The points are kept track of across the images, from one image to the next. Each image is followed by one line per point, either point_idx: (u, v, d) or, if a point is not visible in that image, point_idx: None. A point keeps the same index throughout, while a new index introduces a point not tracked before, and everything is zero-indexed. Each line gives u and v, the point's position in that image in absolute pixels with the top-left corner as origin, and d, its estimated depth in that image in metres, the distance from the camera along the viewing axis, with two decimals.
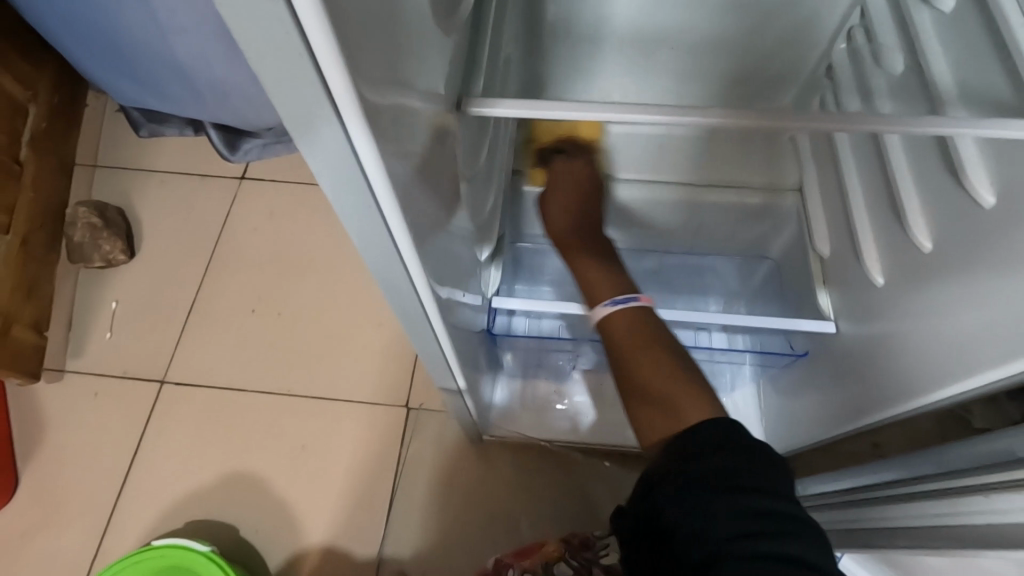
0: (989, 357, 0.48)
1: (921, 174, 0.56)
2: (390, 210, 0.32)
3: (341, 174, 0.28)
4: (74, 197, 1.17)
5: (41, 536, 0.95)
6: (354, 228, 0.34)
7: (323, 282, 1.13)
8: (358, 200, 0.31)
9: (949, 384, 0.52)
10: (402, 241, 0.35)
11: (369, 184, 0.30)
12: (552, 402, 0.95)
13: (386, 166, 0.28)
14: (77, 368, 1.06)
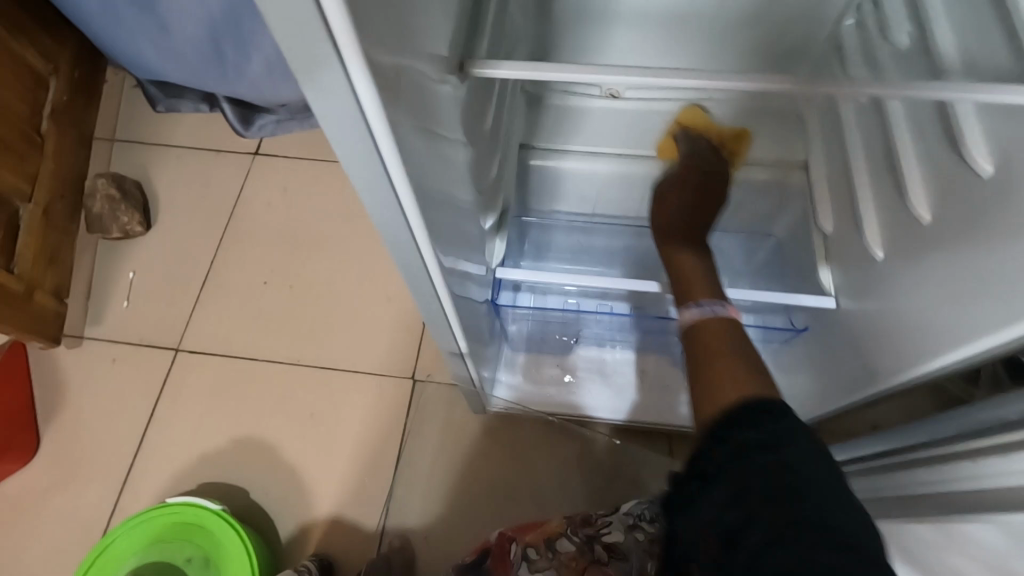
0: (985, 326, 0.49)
1: (922, 146, 0.56)
2: (392, 161, 0.33)
3: (344, 120, 0.30)
4: (93, 169, 1.20)
5: (62, 494, 0.99)
6: (358, 177, 0.35)
7: (335, 255, 1.15)
8: (361, 148, 0.32)
9: (947, 350, 0.53)
10: (404, 192, 0.37)
11: (372, 132, 0.31)
12: (558, 375, 0.94)
13: (387, 112, 0.29)
14: (95, 335, 1.10)
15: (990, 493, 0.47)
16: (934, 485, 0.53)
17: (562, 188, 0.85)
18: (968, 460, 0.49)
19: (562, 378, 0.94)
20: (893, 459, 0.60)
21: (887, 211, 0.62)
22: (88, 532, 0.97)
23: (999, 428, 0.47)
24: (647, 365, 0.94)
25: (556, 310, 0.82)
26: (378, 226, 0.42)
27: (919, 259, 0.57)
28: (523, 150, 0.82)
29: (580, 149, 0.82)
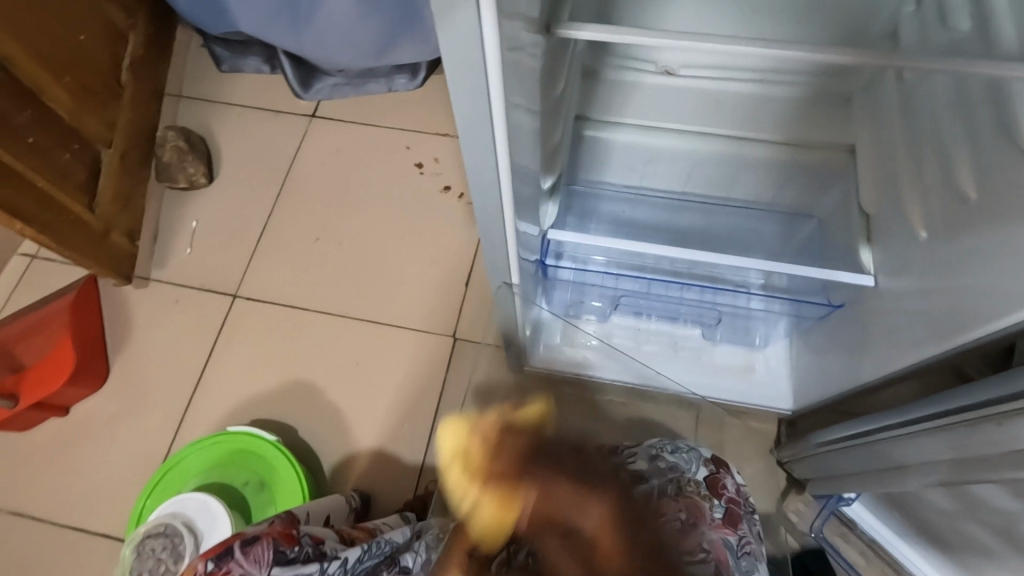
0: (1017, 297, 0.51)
1: (971, 127, 0.59)
2: (496, 98, 0.38)
3: (465, 55, 0.35)
4: (162, 122, 1.27)
5: (128, 419, 1.08)
6: (459, 107, 0.40)
7: (385, 216, 1.21)
8: (471, 82, 0.37)
9: (979, 325, 0.55)
10: (498, 126, 0.41)
11: (483, 67, 0.36)
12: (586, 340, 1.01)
13: (501, 48, 0.34)
14: (161, 276, 1.17)
15: (1012, 452, 0.50)
16: (961, 452, 0.56)
17: (614, 159, 0.88)
18: (996, 423, 0.51)
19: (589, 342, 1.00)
20: (910, 428, 0.63)
21: (927, 191, 0.65)
22: (149, 454, 1.05)
23: (1005, 400, 0.51)
24: (682, 340, 1.01)
25: (596, 271, 0.88)
26: (465, 163, 0.46)
27: (960, 237, 0.59)
28: (579, 121, 0.86)
29: (633, 123, 0.86)
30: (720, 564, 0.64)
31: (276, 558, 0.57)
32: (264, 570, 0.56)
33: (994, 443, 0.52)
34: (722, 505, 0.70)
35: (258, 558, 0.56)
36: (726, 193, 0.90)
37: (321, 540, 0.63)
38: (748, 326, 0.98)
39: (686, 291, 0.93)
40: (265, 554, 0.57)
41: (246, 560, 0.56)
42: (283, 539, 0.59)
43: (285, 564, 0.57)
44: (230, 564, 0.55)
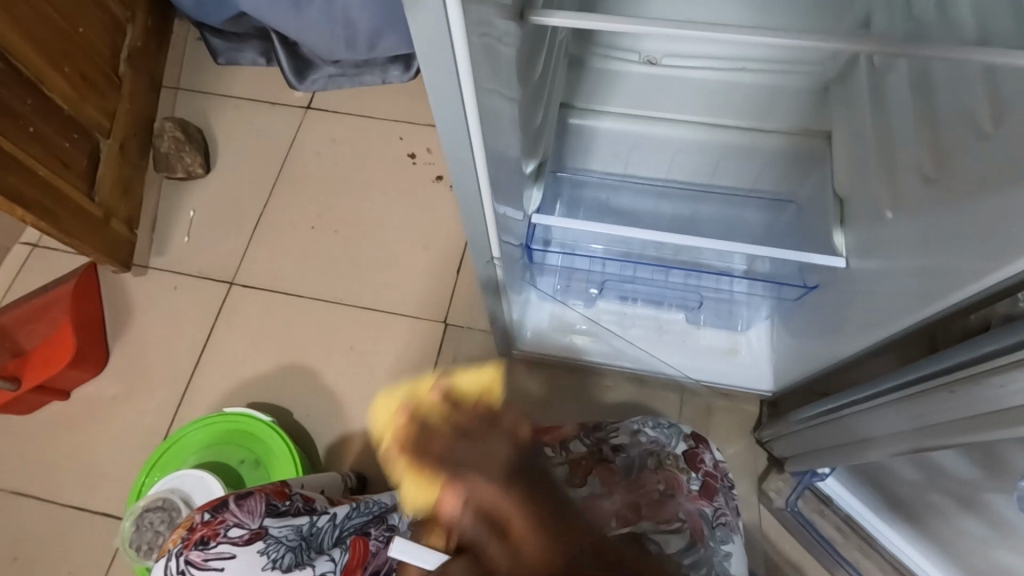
0: (973, 269, 0.54)
1: (934, 111, 0.61)
2: (466, 78, 0.41)
3: (435, 36, 0.38)
4: (160, 113, 1.30)
5: (128, 402, 1.11)
6: (433, 86, 0.43)
7: (379, 204, 1.23)
8: (441, 63, 0.40)
9: (956, 289, 0.56)
10: (469, 104, 0.44)
11: (452, 50, 0.39)
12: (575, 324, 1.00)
13: (467, 30, 0.37)
14: (159, 264, 1.20)
15: (1001, 410, 0.50)
16: (951, 414, 0.56)
17: (598, 146, 0.91)
18: (980, 382, 0.52)
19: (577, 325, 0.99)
20: (897, 395, 0.63)
21: (892, 173, 0.68)
22: (148, 436, 1.08)
23: (967, 362, 0.54)
24: (668, 325, 1.03)
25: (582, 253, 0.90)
26: (442, 142, 0.49)
27: (922, 216, 0.62)
28: (563, 109, 0.88)
29: (617, 111, 0.89)
30: (695, 533, 0.65)
31: (268, 510, 0.60)
32: (258, 520, 0.59)
33: (960, 405, 0.55)
34: (700, 477, 0.73)
35: (252, 509, 0.59)
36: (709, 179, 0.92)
37: (312, 500, 0.65)
38: (731, 310, 1.01)
39: (672, 275, 0.95)
40: (258, 506, 0.60)
41: (239, 511, 0.58)
42: (275, 495, 0.62)
43: (277, 515, 0.60)
44: (225, 513, 0.58)
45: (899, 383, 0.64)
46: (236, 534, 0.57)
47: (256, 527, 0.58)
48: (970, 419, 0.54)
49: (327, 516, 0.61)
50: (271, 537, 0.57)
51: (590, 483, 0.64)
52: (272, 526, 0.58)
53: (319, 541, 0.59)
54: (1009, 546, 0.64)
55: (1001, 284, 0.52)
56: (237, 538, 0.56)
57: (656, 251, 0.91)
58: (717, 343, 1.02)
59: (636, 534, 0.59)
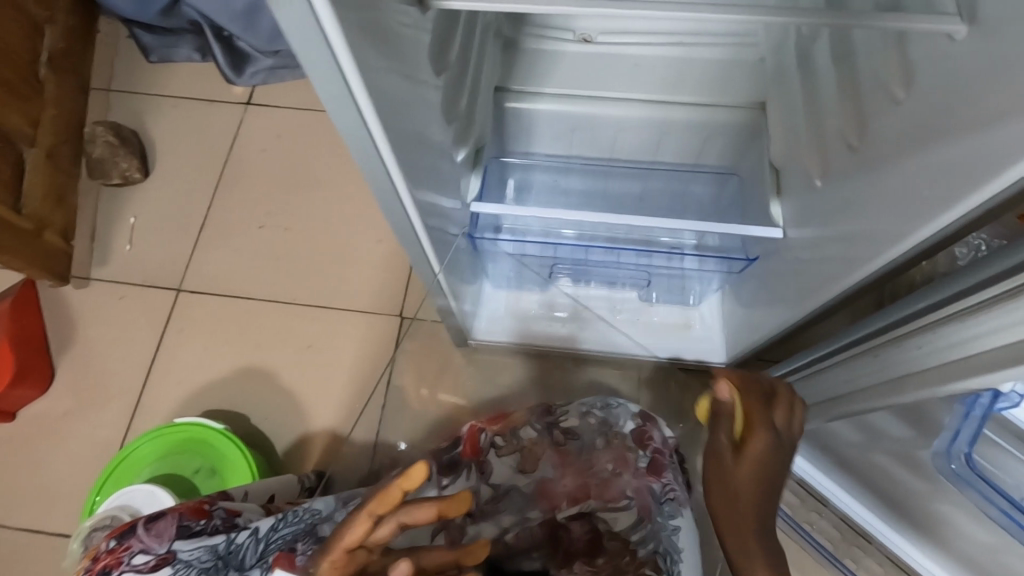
0: (904, 226, 0.53)
1: (859, 77, 0.61)
2: (350, 70, 0.39)
3: (307, 33, 0.36)
4: (92, 118, 1.24)
5: (78, 417, 1.07)
6: (320, 83, 0.41)
7: (327, 199, 1.20)
8: (320, 58, 0.38)
9: (898, 242, 0.54)
10: (359, 93, 0.41)
11: (328, 42, 0.37)
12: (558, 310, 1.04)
13: (339, 21, 0.35)
14: (102, 275, 1.16)
15: (965, 358, 0.47)
16: (917, 363, 0.52)
17: (537, 128, 0.89)
18: (944, 329, 0.48)
19: (562, 312, 1.04)
20: (858, 350, 0.60)
21: (823, 142, 0.68)
22: (101, 452, 1.05)
23: (891, 326, 0.55)
24: (621, 305, 1.05)
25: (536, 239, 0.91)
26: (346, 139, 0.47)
27: (844, 181, 0.63)
28: (499, 93, 0.86)
29: (553, 92, 0.86)
30: (641, 510, 0.69)
31: (179, 532, 0.54)
32: (166, 544, 0.53)
33: (888, 364, 0.56)
34: (647, 455, 0.72)
35: (160, 532, 0.53)
36: (651, 158, 0.93)
37: (235, 513, 0.60)
38: (682, 284, 1.02)
39: (622, 256, 0.96)
40: (167, 528, 0.54)
41: (146, 535, 0.53)
42: (189, 513, 0.56)
43: (189, 537, 0.54)
44: (131, 539, 0.52)
45: (856, 338, 0.61)
46: (139, 560, 0.51)
47: (163, 551, 0.52)
48: (894, 381, 0.55)
49: (248, 530, 0.55)
50: (180, 562, 0.51)
51: (541, 469, 0.71)
52: (181, 549, 0.52)
53: (241, 558, 0.53)
54: (949, 500, 0.66)
55: (959, 222, 0.49)
56: (140, 566, 0.51)
57: (609, 233, 0.91)
58: (677, 317, 1.03)
59: (582, 512, 0.70)
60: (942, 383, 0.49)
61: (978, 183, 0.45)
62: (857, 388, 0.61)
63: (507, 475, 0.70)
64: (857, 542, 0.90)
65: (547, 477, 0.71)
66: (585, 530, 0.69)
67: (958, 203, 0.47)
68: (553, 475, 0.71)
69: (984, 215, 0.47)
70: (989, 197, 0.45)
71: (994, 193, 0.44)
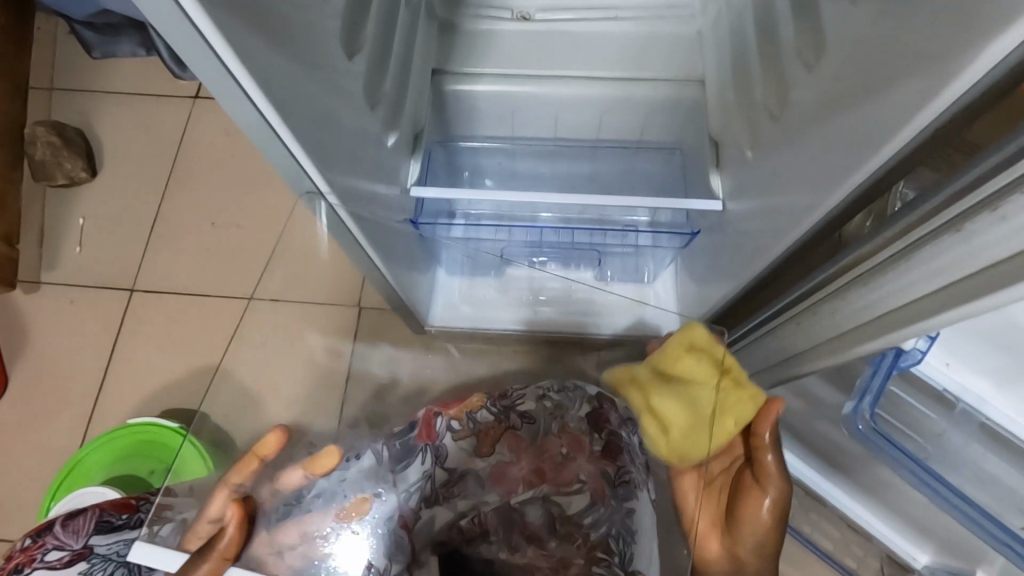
0: (826, 191, 0.53)
1: (781, 46, 0.61)
2: (229, 59, 0.39)
3: (173, 20, 0.36)
4: (33, 118, 1.21)
5: (34, 424, 1.06)
6: (203, 73, 0.40)
7: (279, 191, 1.19)
8: (196, 48, 0.38)
9: (822, 206, 0.54)
10: (246, 81, 0.41)
11: (199, 30, 0.36)
12: (523, 297, 1.04)
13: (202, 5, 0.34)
14: (52, 278, 1.14)
15: (879, 317, 0.49)
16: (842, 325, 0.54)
17: (479, 109, 0.87)
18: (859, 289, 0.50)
19: (526, 298, 1.03)
20: (793, 313, 0.61)
21: (752, 114, 0.68)
22: (59, 457, 1.04)
23: (813, 291, 0.57)
24: (579, 287, 1.04)
25: (492, 220, 0.90)
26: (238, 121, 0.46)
27: (769, 152, 0.64)
28: (436, 76, 0.84)
29: (492, 72, 0.84)
30: (594, 494, 0.67)
31: (94, 529, 0.70)
32: (82, 539, 0.69)
33: (815, 328, 0.58)
34: (603, 438, 0.71)
35: (76, 530, 0.70)
36: (596, 134, 0.91)
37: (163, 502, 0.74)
38: (637, 262, 1.03)
39: (577, 235, 0.96)
40: (84, 526, 0.70)
41: (61, 534, 0.70)
42: (113, 509, 0.73)
43: (107, 531, 0.70)
44: (46, 538, 0.69)
45: (793, 302, 0.61)
46: (54, 557, 0.67)
47: (78, 547, 0.68)
48: (831, 340, 0.57)
49: (173, 522, 0.65)
50: (97, 555, 0.67)
51: (497, 452, 0.71)
52: (96, 545, 0.68)
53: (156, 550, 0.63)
54: None
55: (869, 181, 0.49)
56: (54, 562, 0.67)
57: (569, 214, 0.90)
58: (635, 294, 1.03)
59: (535, 497, 0.68)
60: (870, 339, 0.51)
61: (883, 141, 0.45)
62: (800, 351, 0.63)
63: (463, 459, 0.71)
64: (812, 506, 0.93)
65: (504, 460, 0.71)
66: (537, 516, 0.66)
67: (866, 164, 0.47)
68: (508, 458, 0.71)
69: (893, 170, 0.47)
70: (894, 153, 0.45)
71: (896, 150, 0.45)
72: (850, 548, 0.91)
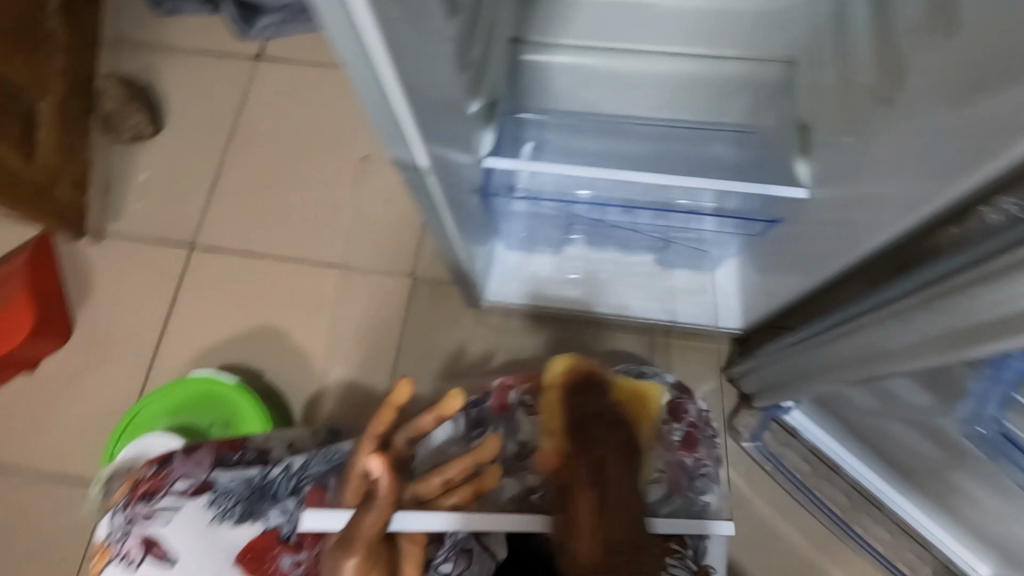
0: (941, 179, 0.51)
1: (902, 25, 0.57)
2: (361, 8, 0.39)
3: None
4: (101, 70, 1.23)
5: (97, 370, 1.09)
6: (328, 18, 0.40)
7: (336, 154, 1.19)
8: None
9: (936, 195, 0.51)
10: (370, 33, 0.41)
11: None
12: (569, 274, 1.03)
13: None
14: (116, 230, 1.17)
15: (990, 320, 0.47)
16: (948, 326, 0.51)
17: (554, 82, 0.84)
18: (978, 285, 0.48)
19: (572, 277, 1.03)
20: (890, 309, 0.59)
21: (853, 97, 0.65)
22: (121, 402, 1.07)
23: (925, 285, 0.55)
24: (635, 269, 1.03)
25: (552, 195, 0.86)
26: (346, 66, 0.46)
27: (865, 139, 0.61)
28: (516, 45, 0.84)
29: (571, 44, 0.84)
30: (672, 485, 0.69)
31: (216, 463, 0.70)
32: (205, 471, 0.69)
33: (933, 320, 0.53)
34: (682, 428, 0.75)
35: (199, 462, 0.70)
36: (672, 116, 0.82)
37: (267, 450, 0.76)
38: (700, 252, 0.99)
39: (640, 216, 0.90)
40: (205, 459, 0.70)
41: (185, 464, 0.69)
42: (226, 447, 0.73)
43: (227, 467, 0.70)
44: (171, 468, 0.68)
45: (898, 295, 0.59)
46: (182, 486, 0.67)
47: (203, 478, 0.68)
48: (932, 338, 0.54)
49: (282, 466, 0.70)
50: (220, 488, 0.68)
51: None
52: (219, 478, 0.68)
53: (274, 490, 0.68)
54: (967, 463, 0.67)
55: (997, 174, 0.46)
56: (182, 490, 0.67)
57: (646, 196, 0.84)
58: (696, 282, 1.02)
59: None
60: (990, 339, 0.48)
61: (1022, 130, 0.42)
62: (891, 350, 0.60)
63: (534, 433, 0.73)
64: (865, 509, 0.91)
65: None
66: None
67: (995, 157, 0.45)
68: None
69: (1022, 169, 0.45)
70: None
71: None
72: (900, 554, 0.89)
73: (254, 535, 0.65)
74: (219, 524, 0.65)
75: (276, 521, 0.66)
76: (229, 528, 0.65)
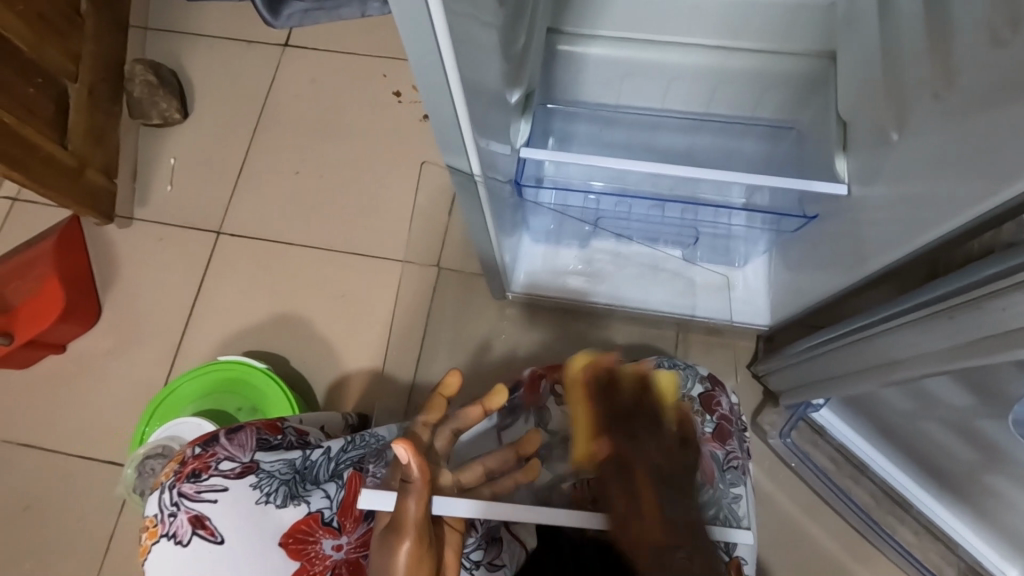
0: (999, 174, 0.51)
1: (955, 20, 0.57)
2: None
3: None
4: (131, 55, 1.23)
5: (124, 353, 1.11)
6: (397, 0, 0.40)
7: (363, 143, 1.19)
8: None
9: (992, 190, 0.51)
10: (436, 17, 0.41)
11: None
12: (575, 272, 1.03)
13: None
14: (144, 215, 1.17)
15: None
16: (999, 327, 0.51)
17: (589, 73, 0.84)
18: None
19: (574, 271, 1.03)
20: (933, 308, 0.59)
21: (901, 92, 0.64)
22: (147, 386, 1.08)
23: (970, 286, 0.54)
24: (662, 263, 1.01)
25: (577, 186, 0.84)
26: (405, 50, 0.46)
27: (915, 135, 0.61)
28: (551, 35, 0.82)
29: (609, 36, 0.82)
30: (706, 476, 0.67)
31: (259, 446, 0.69)
32: (249, 454, 0.68)
33: (972, 324, 0.54)
34: (714, 420, 0.75)
35: (242, 444, 0.68)
36: (705, 108, 0.86)
37: (303, 434, 0.77)
38: (728, 246, 1.00)
39: (669, 210, 0.89)
40: (248, 441, 0.69)
41: (229, 445, 0.67)
42: (267, 430, 0.73)
43: (268, 450, 0.70)
44: (216, 448, 0.66)
45: (935, 298, 0.59)
46: (228, 467, 0.65)
47: (248, 461, 0.66)
48: (976, 342, 0.54)
49: (321, 450, 0.71)
50: (265, 471, 0.66)
51: None
52: (263, 461, 0.67)
53: (314, 474, 0.69)
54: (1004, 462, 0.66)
55: None
56: (228, 471, 0.64)
57: (675, 188, 0.82)
58: (716, 279, 1.01)
59: None
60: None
61: None
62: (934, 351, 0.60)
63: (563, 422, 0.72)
64: (891, 509, 0.90)
65: None
66: None
67: None
68: None
69: None
70: None
71: None
72: (927, 556, 0.89)
73: (299, 517, 0.64)
74: (265, 505, 0.64)
75: (318, 504, 0.66)
76: (276, 510, 0.64)
